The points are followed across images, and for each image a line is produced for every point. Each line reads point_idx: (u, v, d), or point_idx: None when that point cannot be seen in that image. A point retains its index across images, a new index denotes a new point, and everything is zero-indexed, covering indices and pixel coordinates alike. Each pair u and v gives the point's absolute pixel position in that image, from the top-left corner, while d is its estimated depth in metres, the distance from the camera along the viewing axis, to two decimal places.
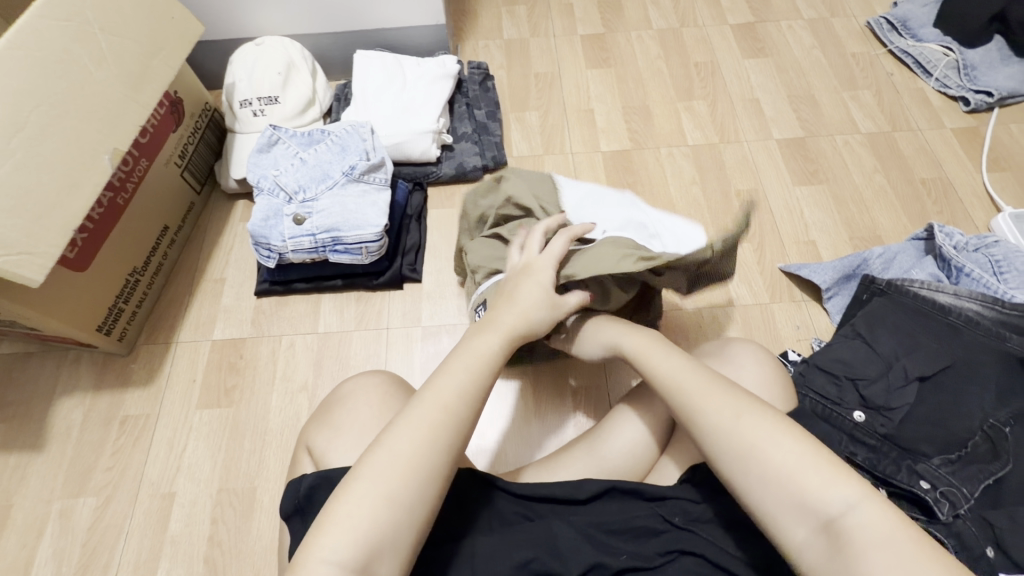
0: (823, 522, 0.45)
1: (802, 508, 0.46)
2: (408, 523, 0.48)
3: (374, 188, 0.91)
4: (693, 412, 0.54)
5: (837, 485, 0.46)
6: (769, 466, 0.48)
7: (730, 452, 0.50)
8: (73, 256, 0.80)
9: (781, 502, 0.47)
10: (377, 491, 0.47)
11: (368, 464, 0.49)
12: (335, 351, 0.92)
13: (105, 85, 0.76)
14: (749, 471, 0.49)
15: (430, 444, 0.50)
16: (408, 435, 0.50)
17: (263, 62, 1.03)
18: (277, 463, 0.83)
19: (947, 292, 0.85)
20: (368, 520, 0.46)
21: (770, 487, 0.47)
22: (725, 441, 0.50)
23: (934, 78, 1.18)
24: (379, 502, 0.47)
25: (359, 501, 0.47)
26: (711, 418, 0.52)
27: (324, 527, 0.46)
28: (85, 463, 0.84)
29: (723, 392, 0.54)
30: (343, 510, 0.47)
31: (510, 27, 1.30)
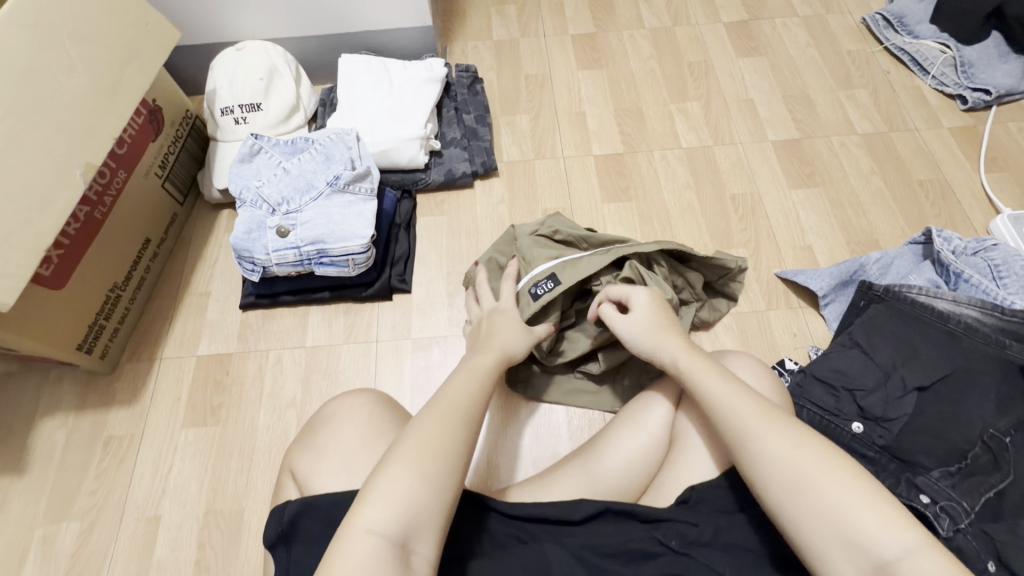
0: (875, 563, 0.46)
1: (856, 548, 0.47)
2: (442, 497, 0.50)
3: (360, 199, 0.88)
4: (745, 440, 0.55)
5: (894, 529, 0.47)
6: (821, 504, 0.49)
7: (784, 486, 0.51)
8: (48, 274, 0.77)
9: (832, 539, 0.48)
10: (414, 467, 0.50)
11: (404, 447, 0.52)
12: (323, 366, 0.90)
13: (78, 96, 0.73)
14: (803, 506, 0.50)
15: (452, 430, 0.54)
16: (439, 422, 0.55)
17: (244, 67, 1.00)
18: (265, 483, 0.81)
19: (946, 298, 0.83)
20: (407, 495, 0.49)
21: (824, 525, 0.48)
22: (782, 474, 0.51)
23: (931, 76, 1.16)
24: (416, 483, 0.50)
25: (394, 479, 0.50)
26: (763, 450, 0.54)
27: (366, 502, 0.49)
28: (69, 486, 0.82)
29: (779, 425, 0.55)
30: (384, 487, 0.49)
31: (499, 27, 1.27)
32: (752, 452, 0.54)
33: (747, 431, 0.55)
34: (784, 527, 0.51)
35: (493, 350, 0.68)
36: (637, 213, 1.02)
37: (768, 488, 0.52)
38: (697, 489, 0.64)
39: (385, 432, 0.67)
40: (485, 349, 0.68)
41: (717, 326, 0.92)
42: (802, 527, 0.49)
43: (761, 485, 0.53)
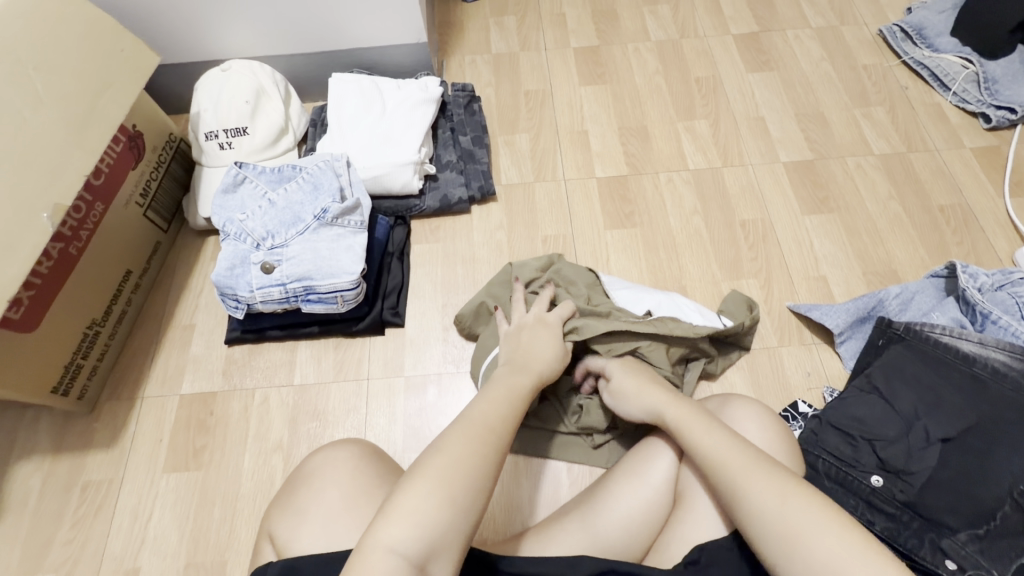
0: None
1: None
2: (465, 516, 0.47)
3: (349, 231, 0.84)
4: (740, 491, 0.53)
5: None
6: (816, 560, 0.48)
7: (778, 539, 0.50)
8: (19, 317, 0.73)
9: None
10: (436, 483, 0.47)
11: (431, 462, 0.49)
12: (311, 406, 0.86)
13: (47, 132, 0.69)
14: (800, 562, 0.48)
15: (479, 444, 0.51)
16: (463, 437, 0.51)
17: (229, 90, 0.95)
18: (249, 533, 0.77)
19: (971, 339, 0.78)
20: (428, 511, 0.46)
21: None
22: (773, 526, 0.50)
23: (953, 92, 1.10)
24: (437, 501, 0.47)
25: (415, 496, 0.47)
26: (757, 502, 0.52)
27: (385, 519, 0.46)
28: (42, 536, 0.77)
29: (766, 475, 0.53)
30: (404, 504, 0.47)
31: (497, 40, 1.22)
32: (743, 505, 0.53)
33: (738, 481, 0.54)
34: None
35: (525, 371, 0.64)
36: (642, 241, 0.97)
37: (763, 543, 0.51)
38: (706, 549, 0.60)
39: (370, 491, 0.63)
40: (519, 370, 0.64)
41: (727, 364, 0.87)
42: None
43: (755, 535, 0.51)
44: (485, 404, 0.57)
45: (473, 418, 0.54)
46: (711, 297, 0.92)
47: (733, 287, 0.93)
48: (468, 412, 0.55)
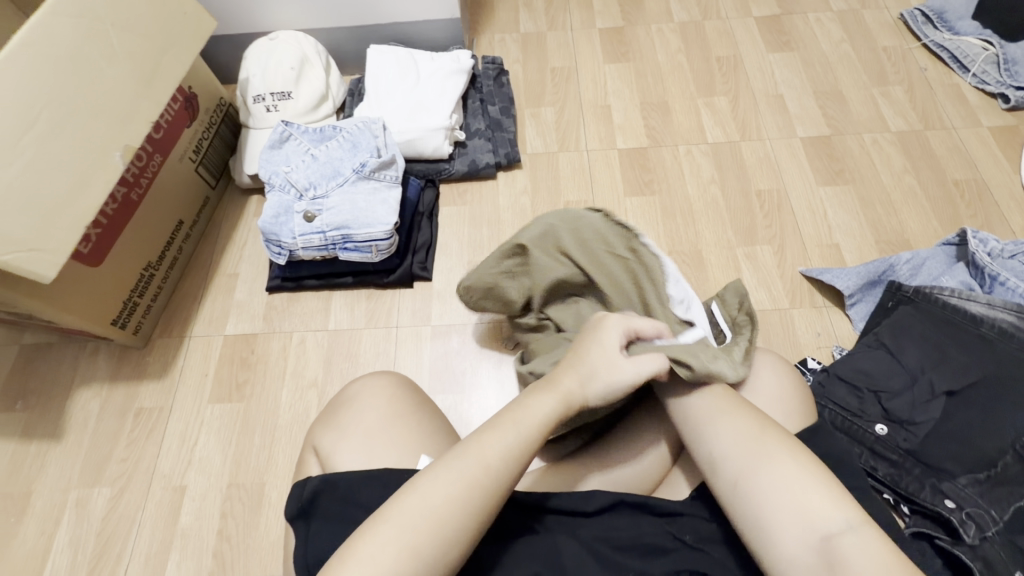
0: (821, 536, 0.45)
1: (803, 523, 0.46)
2: (431, 568, 0.45)
3: (385, 186, 0.91)
4: (704, 422, 0.55)
5: (839, 506, 0.46)
6: (771, 481, 0.48)
7: (735, 461, 0.51)
8: (87, 252, 0.81)
9: (779, 515, 0.47)
10: (401, 531, 0.45)
11: (401, 509, 0.47)
12: (345, 349, 0.92)
13: (117, 83, 0.76)
14: (754, 482, 0.49)
15: (461, 490, 0.48)
16: (446, 479, 0.48)
17: (276, 57, 1.03)
18: (286, 460, 0.84)
19: (979, 301, 0.79)
20: (390, 563, 0.44)
21: (773, 499, 0.47)
22: (732, 448, 0.52)
23: (972, 73, 1.12)
24: (400, 549, 0.44)
25: (378, 546, 0.44)
26: (720, 430, 0.54)
27: (345, 563, 0.44)
28: (101, 453, 0.85)
29: (735, 414, 0.54)
30: (366, 550, 0.45)
31: (526, 19, 1.27)
32: (705, 437, 0.54)
33: (706, 418, 0.55)
34: (733, 501, 0.50)
35: (557, 390, 0.56)
36: (660, 208, 1.01)
37: (722, 466, 0.52)
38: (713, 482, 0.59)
39: (405, 416, 0.66)
40: (547, 387, 0.56)
41: None
42: (749, 504, 0.48)
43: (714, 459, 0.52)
44: (486, 434, 0.52)
45: (470, 451, 0.50)
46: (726, 260, 0.96)
47: (747, 253, 0.97)
48: (468, 442, 0.51)
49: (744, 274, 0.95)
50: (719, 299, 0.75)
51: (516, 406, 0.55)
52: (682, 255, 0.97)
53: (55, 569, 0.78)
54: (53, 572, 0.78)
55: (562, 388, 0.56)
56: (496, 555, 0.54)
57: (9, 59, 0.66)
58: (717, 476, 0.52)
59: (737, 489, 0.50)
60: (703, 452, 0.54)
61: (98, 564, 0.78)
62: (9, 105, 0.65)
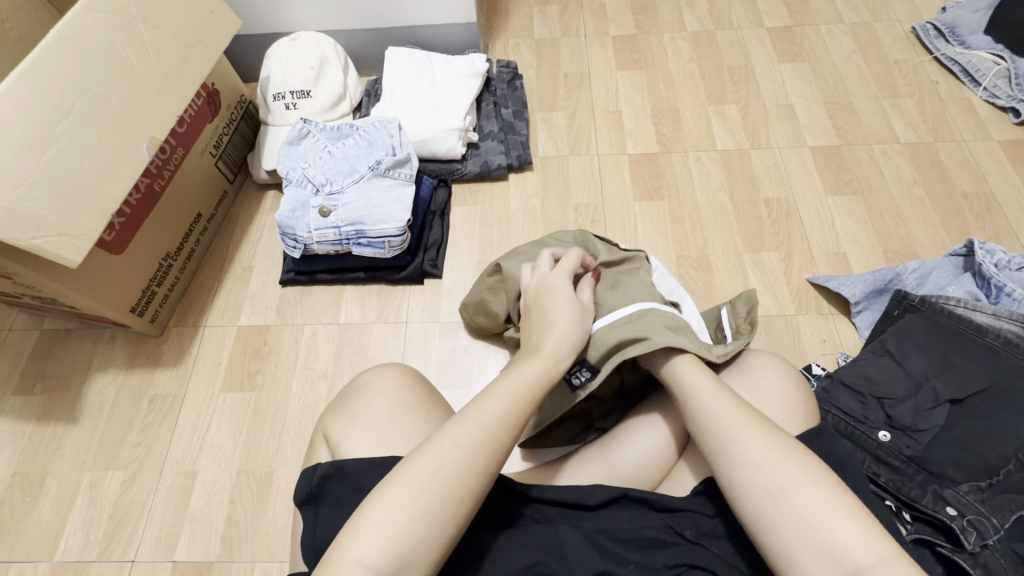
0: (851, 570, 0.44)
1: (834, 557, 0.44)
2: (442, 529, 0.46)
3: (399, 183, 0.94)
4: (725, 443, 0.52)
5: (866, 538, 0.45)
6: (800, 514, 0.46)
7: (759, 487, 0.49)
8: (111, 239, 0.84)
9: (808, 550, 0.45)
10: (411, 495, 0.46)
11: (410, 470, 0.48)
12: (355, 343, 0.93)
13: (147, 75, 0.80)
14: (779, 512, 0.47)
15: (466, 451, 0.49)
16: (451, 443, 0.49)
17: (297, 56, 1.06)
18: (294, 449, 0.85)
19: (985, 311, 0.80)
20: (403, 526, 0.45)
21: (801, 530, 0.46)
22: (756, 473, 0.49)
23: (983, 87, 1.13)
24: (412, 512, 0.46)
25: (390, 510, 0.46)
26: (742, 452, 0.51)
27: (357, 530, 0.46)
28: (115, 437, 0.87)
29: (756, 435, 0.51)
30: (376, 515, 0.46)
31: (541, 26, 1.29)
32: (726, 462, 0.51)
33: (726, 437, 0.52)
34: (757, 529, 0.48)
35: (542, 353, 0.59)
36: (669, 213, 1.03)
37: (746, 494, 0.49)
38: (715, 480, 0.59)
39: (413, 406, 0.68)
40: (533, 353, 0.59)
41: None
42: (775, 531, 0.47)
43: (735, 483, 0.50)
44: (484, 400, 0.53)
45: (471, 417, 0.51)
46: (733, 265, 0.97)
47: (754, 259, 0.98)
48: (468, 408, 0.53)
49: (751, 280, 0.96)
50: (731, 307, 0.80)
51: (507, 375, 0.57)
52: (689, 259, 0.98)
53: (67, 548, 0.80)
54: (66, 551, 0.80)
55: (545, 349, 0.60)
56: (499, 542, 0.56)
57: (48, 52, 0.70)
58: (739, 504, 0.50)
59: (763, 521, 0.48)
60: (723, 478, 0.51)
61: (110, 545, 0.80)
62: (46, 95, 0.70)
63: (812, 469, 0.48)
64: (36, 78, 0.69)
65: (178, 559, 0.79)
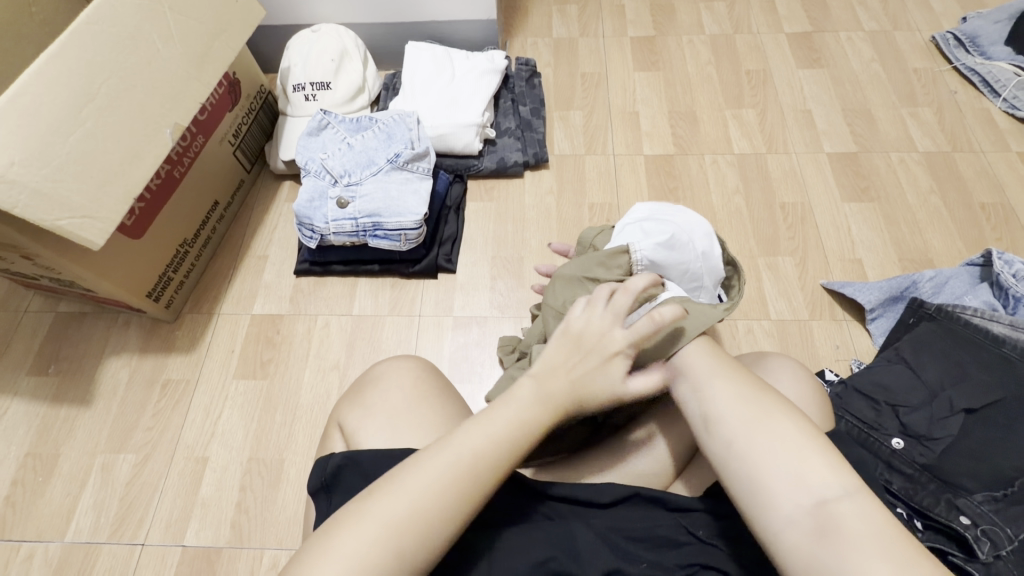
0: (815, 501, 0.43)
1: (797, 487, 0.44)
2: (402, 567, 0.43)
3: (417, 176, 0.94)
4: (699, 391, 0.52)
5: (836, 473, 0.44)
6: (770, 446, 0.46)
7: (732, 425, 0.48)
8: (130, 225, 0.84)
9: (772, 478, 0.45)
10: (381, 530, 0.44)
11: (384, 502, 0.45)
12: (367, 335, 0.93)
13: (172, 62, 0.81)
14: (749, 446, 0.47)
15: (437, 491, 0.46)
16: (430, 474, 0.46)
17: (318, 48, 1.06)
18: (305, 438, 0.85)
19: (1002, 321, 0.79)
20: (366, 558, 0.43)
21: (770, 463, 0.45)
22: (730, 411, 0.49)
23: (1003, 98, 1.12)
24: (378, 545, 0.43)
25: (355, 544, 0.43)
26: (716, 396, 0.50)
27: (324, 554, 0.43)
28: (128, 421, 0.88)
29: (735, 375, 0.51)
30: (344, 543, 0.43)
31: (559, 25, 1.30)
32: (700, 400, 0.51)
33: (703, 381, 0.52)
34: (726, 466, 0.47)
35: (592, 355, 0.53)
36: None
37: (717, 427, 0.49)
38: None
39: (429, 398, 0.68)
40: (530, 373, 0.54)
41: (758, 331, 0.92)
42: (745, 467, 0.46)
43: (707, 424, 0.50)
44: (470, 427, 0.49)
45: (455, 451, 0.48)
46: (747, 269, 0.97)
47: (769, 263, 0.98)
48: (450, 436, 0.49)
49: (765, 284, 0.96)
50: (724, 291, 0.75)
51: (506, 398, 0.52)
52: None
53: (78, 529, 0.80)
54: (76, 532, 0.80)
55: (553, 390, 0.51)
56: (512, 536, 0.56)
57: (76, 35, 0.71)
58: (711, 437, 0.49)
59: (730, 453, 0.47)
60: (697, 414, 0.51)
61: (120, 527, 0.80)
62: (74, 78, 0.70)
63: (786, 411, 0.48)
64: (65, 61, 0.70)
65: (187, 544, 0.79)
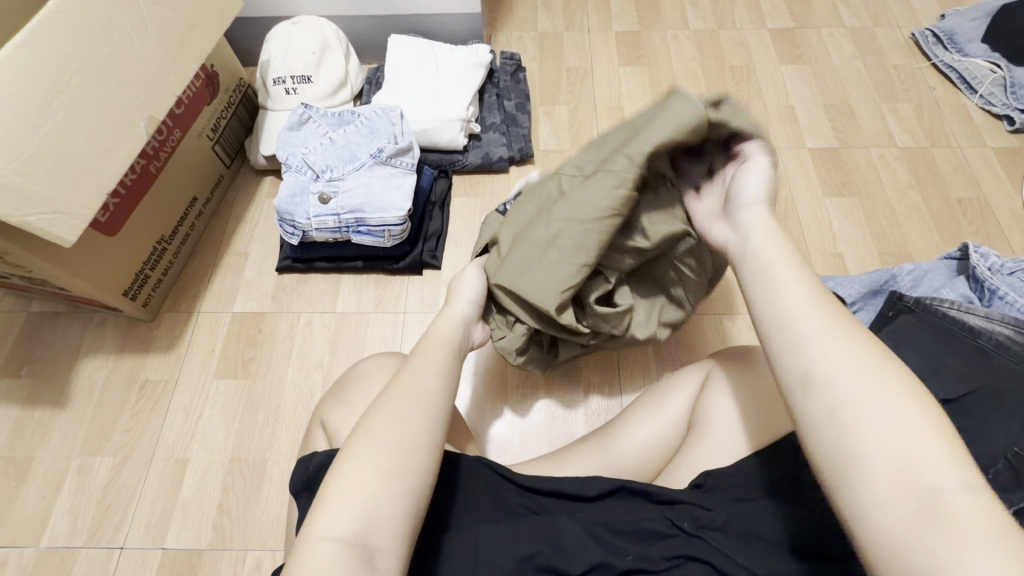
0: (919, 490, 0.38)
1: (904, 470, 0.38)
2: (401, 492, 0.45)
3: (401, 171, 0.93)
4: (803, 352, 0.45)
5: (945, 460, 0.38)
6: (880, 424, 0.40)
7: (839, 393, 0.42)
8: (104, 220, 0.82)
9: (872, 454, 0.39)
10: (367, 462, 0.46)
11: (360, 445, 0.47)
12: (351, 332, 0.92)
13: (146, 53, 0.79)
14: (857, 421, 0.41)
15: (406, 420, 0.49)
16: (396, 413, 0.50)
17: (299, 40, 1.04)
18: (288, 438, 0.84)
19: (979, 314, 0.77)
20: (362, 494, 0.44)
21: (877, 437, 0.40)
22: (839, 379, 0.42)
23: (979, 95, 1.14)
24: (370, 477, 0.45)
25: (353, 478, 0.45)
26: (821, 360, 0.44)
27: (321, 506, 0.45)
28: (105, 423, 0.86)
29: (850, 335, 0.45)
30: (338, 488, 0.45)
31: (544, 19, 1.29)
32: (801, 356, 0.45)
33: (811, 335, 0.45)
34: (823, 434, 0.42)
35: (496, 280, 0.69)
36: None
37: (821, 390, 0.43)
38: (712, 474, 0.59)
39: None
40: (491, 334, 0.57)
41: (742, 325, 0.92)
42: (845, 438, 0.41)
43: (810, 386, 0.43)
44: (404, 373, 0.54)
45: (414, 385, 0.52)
46: None
47: None
48: (396, 384, 0.52)
49: None
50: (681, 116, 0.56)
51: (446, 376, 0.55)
52: None
53: (54, 534, 0.78)
54: (51, 537, 0.78)
55: (455, 312, 0.64)
56: (498, 531, 0.55)
57: (45, 23, 0.68)
58: (810, 400, 0.43)
59: (831, 420, 0.42)
60: (795, 372, 0.45)
61: (98, 531, 0.78)
62: (43, 67, 0.68)
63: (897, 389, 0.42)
64: (34, 50, 0.67)
65: (168, 546, 0.77)
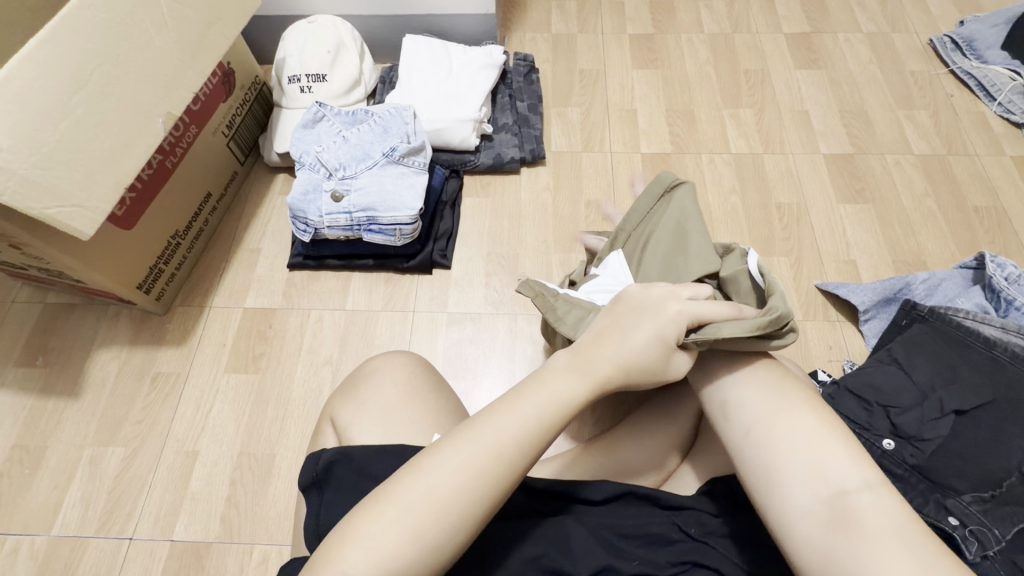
0: (831, 492, 0.44)
1: (817, 478, 0.44)
2: (432, 554, 0.42)
3: (413, 171, 0.94)
4: (721, 382, 0.52)
5: (852, 464, 0.45)
6: (798, 431, 0.46)
7: (754, 412, 0.49)
8: (122, 215, 0.83)
9: (793, 463, 0.45)
10: (403, 515, 0.42)
11: (404, 489, 0.44)
12: (361, 330, 0.93)
13: (165, 51, 0.80)
14: (771, 433, 0.47)
15: (463, 484, 0.44)
16: (457, 462, 0.44)
17: (315, 39, 1.05)
18: (297, 434, 0.85)
19: (993, 324, 0.76)
20: (391, 549, 0.41)
21: (790, 450, 0.46)
22: (753, 399, 0.50)
23: (998, 102, 1.13)
24: (401, 534, 0.42)
25: (382, 520, 0.42)
26: (739, 387, 0.51)
27: (349, 538, 0.43)
28: (117, 413, 0.87)
29: (755, 366, 0.52)
30: (369, 527, 0.42)
31: (558, 21, 1.29)
32: (719, 384, 0.52)
33: (723, 368, 0.53)
34: (748, 452, 0.48)
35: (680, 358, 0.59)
36: None
37: (735, 414, 0.50)
38: (721, 482, 0.59)
39: (424, 394, 0.67)
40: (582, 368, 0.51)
41: None
42: (759, 453, 0.47)
43: (730, 411, 0.50)
44: (493, 414, 0.47)
45: (479, 435, 0.46)
46: None
47: (764, 263, 0.98)
48: (472, 424, 0.47)
49: None
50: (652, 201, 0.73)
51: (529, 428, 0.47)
52: None
53: (65, 523, 0.79)
54: (63, 525, 0.79)
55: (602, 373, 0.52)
56: (504, 532, 0.55)
57: (67, 20, 0.69)
58: (728, 423, 0.50)
59: (749, 438, 0.48)
60: (715, 400, 0.52)
61: (108, 521, 0.79)
62: (65, 63, 0.69)
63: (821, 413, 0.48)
64: (56, 46, 0.68)
65: (176, 538, 0.78)
